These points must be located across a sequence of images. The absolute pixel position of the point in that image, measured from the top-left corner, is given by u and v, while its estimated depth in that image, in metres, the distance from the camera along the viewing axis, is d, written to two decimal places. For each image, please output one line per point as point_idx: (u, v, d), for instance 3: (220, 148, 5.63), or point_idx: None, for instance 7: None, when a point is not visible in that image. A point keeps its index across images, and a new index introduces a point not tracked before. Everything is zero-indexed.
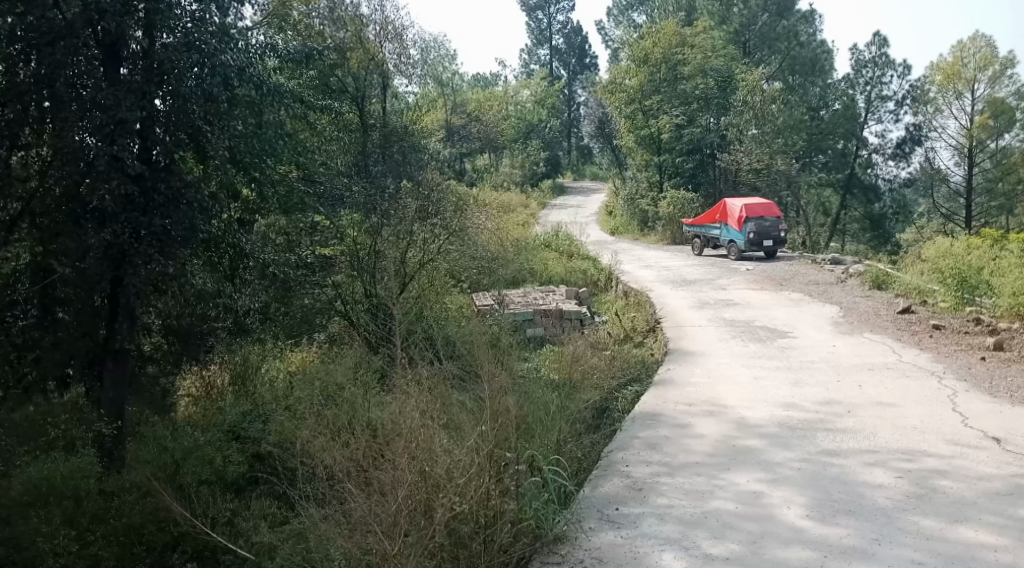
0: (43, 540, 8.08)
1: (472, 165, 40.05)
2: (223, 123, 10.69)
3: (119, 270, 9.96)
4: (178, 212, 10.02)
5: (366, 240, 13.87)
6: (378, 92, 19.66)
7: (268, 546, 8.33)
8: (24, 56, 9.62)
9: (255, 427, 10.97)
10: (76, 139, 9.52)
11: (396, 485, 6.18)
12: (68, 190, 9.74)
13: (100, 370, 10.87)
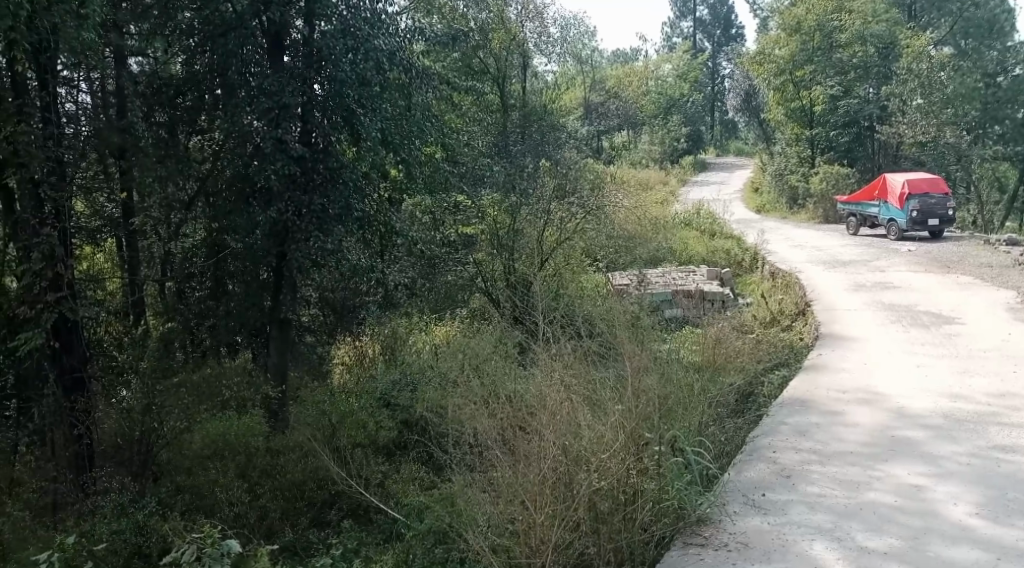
0: (220, 490, 9.01)
1: (611, 143, 39.72)
2: (376, 107, 11.01)
3: (283, 246, 10.69)
4: (335, 192, 10.68)
5: (505, 218, 14.19)
6: (518, 72, 20.00)
7: (417, 508, 8.80)
8: (200, 48, 10.54)
9: (404, 396, 11.51)
10: (247, 123, 10.20)
11: (540, 456, 6.39)
12: (238, 171, 10.52)
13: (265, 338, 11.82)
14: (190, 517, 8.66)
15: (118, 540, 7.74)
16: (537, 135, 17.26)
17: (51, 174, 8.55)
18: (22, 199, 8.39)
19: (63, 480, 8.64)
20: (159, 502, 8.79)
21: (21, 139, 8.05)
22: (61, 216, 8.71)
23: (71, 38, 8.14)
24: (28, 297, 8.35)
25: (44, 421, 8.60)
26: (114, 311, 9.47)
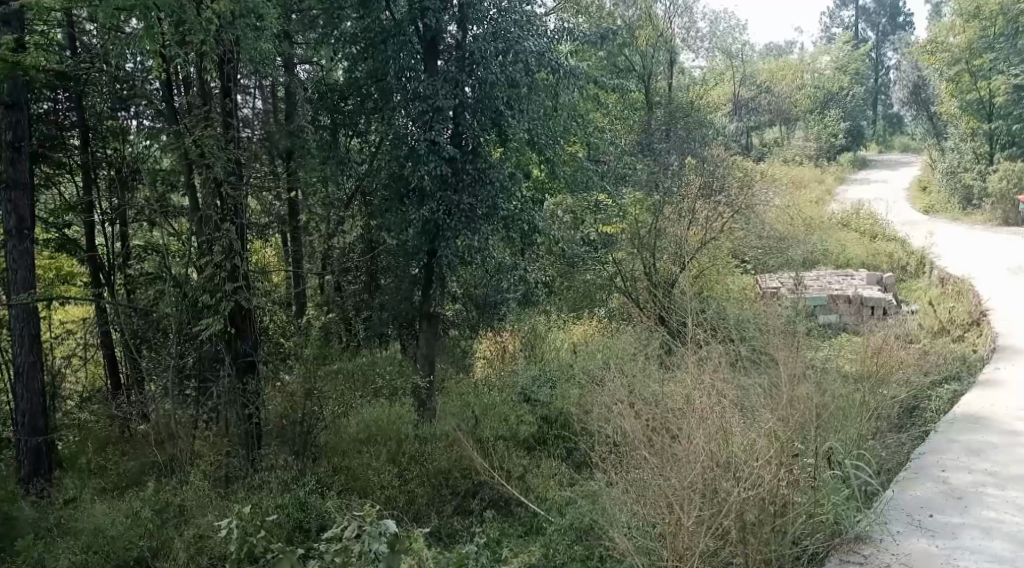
0: (373, 472, 9.55)
1: (760, 139, 38.51)
2: (523, 107, 11.19)
3: (433, 244, 11.17)
4: (484, 192, 11.05)
5: (648, 218, 13.75)
6: (665, 68, 19.76)
7: (560, 504, 9.06)
8: (361, 55, 11.08)
9: (544, 392, 11.67)
10: (402, 125, 10.79)
11: (691, 461, 6.37)
12: (393, 172, 11.06)
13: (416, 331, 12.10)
14: (346, 497, 9.20)
15: (283, 513, 8.44)
16: (683, 133, 17.02)
17: (231, 174, 9.23)
18: (206, 195, 9.16)
19: (236, 455, 9.27)
20: (318, 481, 9.42)
21: (208, 142, 8.83)
22: (238, 214, 9.38)
23: (251, 48, 8.99)
24: (209, 285, 9.13)
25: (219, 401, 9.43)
26: (279, 301, 10.25)
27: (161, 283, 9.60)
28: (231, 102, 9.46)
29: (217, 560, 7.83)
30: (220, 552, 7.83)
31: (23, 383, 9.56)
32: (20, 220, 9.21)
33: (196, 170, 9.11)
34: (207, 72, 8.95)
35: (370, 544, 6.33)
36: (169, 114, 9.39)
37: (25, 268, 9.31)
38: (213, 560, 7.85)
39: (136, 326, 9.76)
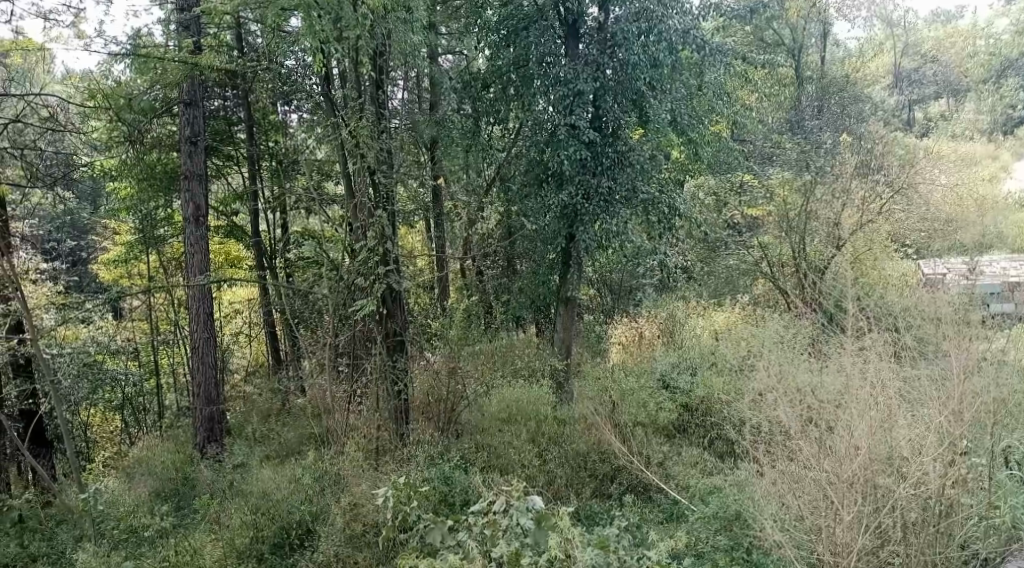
0: (513, 451, 9.91)
1: (925, 112, 35.85)
2: (665, 87, 11.23)
3: (572, 228, 11.36)
4: (624, 174, 11.12)
5: (796, 199, 13.10)
6: (817, 42, 18.82)
7: (706, 490, 9.22)
8: (504, 42, 11.29)
9: (684, 380, 11.59)
10: (541, 110, 11.26)
11: (851, 456, 6.37)
12: (534, 157, 11.51)
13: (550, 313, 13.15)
14: (489, 473, 9.51)
15: (431, 486, 8.81)
16: (836, 109, 16.19)
17: (383, 163, 9.73)
18: (360, 184, 9.64)
19: (386, 429, 9.67)
20: (462, 457, 9.78)
21: (362, 131, 9.34)
22: (389, 201, 9.86)
23: (401, 40, 9.54)
24: (365, 268, 9.56)
25: (369, 379, 9.83)
26: (423, 284, 10.68)
27: (317, 266, 10.13)
28: (383, 93, 9.88)
29: (372, 525, 8.33)
30: (375, 517, 8.33)
31: (198, 359, 10.34)
32: (195, 208, 9.98)
33: (352, 160, 9.65)
34: (363, 66, 9.51)
35: (519, 517, 7.06)
36: (328, 105, 9.94)
37: (200, 252, 10.11)
38: (366, 527, 8.32)
39: (297, 307, 10.49)
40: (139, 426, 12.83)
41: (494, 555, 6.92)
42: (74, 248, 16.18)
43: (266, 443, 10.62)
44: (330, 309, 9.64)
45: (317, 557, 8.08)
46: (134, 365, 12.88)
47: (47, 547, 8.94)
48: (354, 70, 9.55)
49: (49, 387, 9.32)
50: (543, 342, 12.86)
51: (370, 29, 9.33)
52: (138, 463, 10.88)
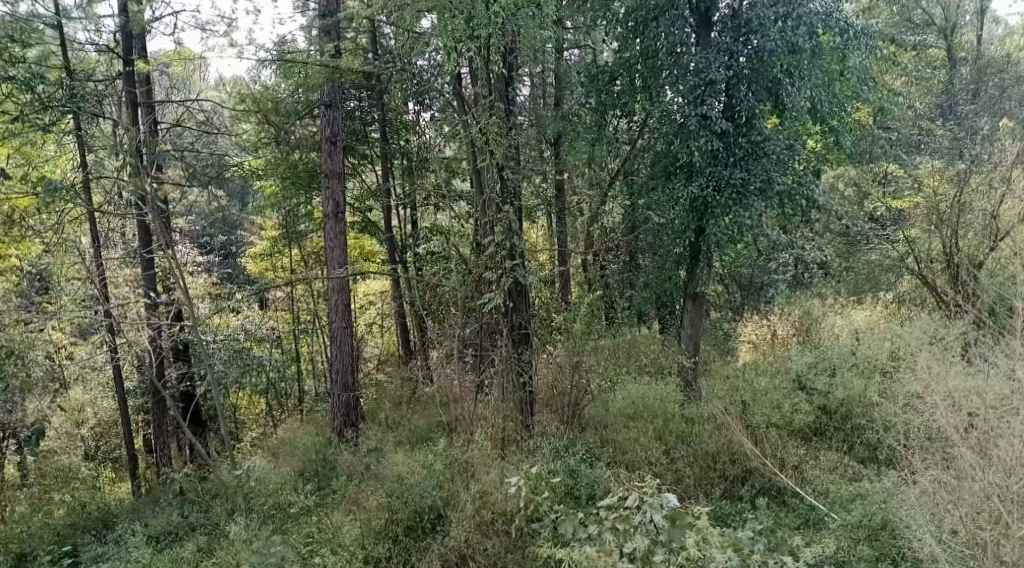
0: (641, 449, 9.82)
1: None
2: (803, 74, 10.68)
3: (702, 221, 11.28)
4: (758, 165, 10.84)
5: (948, 189, 12.01)
6: (972, 19, 17.50)
7: (846, 497, 9.02)
8: (635, 32, 11.34)
9: (822, 380, 11.11)
10: (670, 102, 11.17)
11: (1019, 467, 6.99)
12: (664, 148, 11.50)
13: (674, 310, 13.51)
14: (615, 468, 9.52)
15: (558, 478, 8.96)
16: (995, 92, 15.02)
17: (511, 158, 9.93)
18: (489, 179, 9.86)
19: (512, 420, 9.87)
20: (588, 451, 9.91)
21: (491, 128, 9.55)
22: (517, 196, 10.06)
23: (531, 37, 9.62)
24: (493, 262, 9.78)
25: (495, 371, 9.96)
26: (547, 278, 10.82)
27: (445, 261, 10.49)
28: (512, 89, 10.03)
29: (501, 514, 8.53)
30: (503, 506, 8.53)
31: (337, 348, 10.87)
32: (335, 204, 10.47)
33: (482, 156, 9.88)
34: (494, 64, 9.70)
35: (651, 513, 7.23)
36: (461, 104, 10.35)
37: (339, 246, 10.62)
38: (495, 516, 8.50)
39: (425, 299, 10.84)
40: (281, 408, 13.66)
41: (625, 550, 7.05)
42: (222, 243, 17.34)
43: (396, 428, 11.08)
44: (459, 302, 9.85)
45: (449, 542, 8.36)
46: (277, 351, 13.71)
47: (202, 518, 9.70)
48: (484, 69, 9.75)
49: (204, 371, 10.07)
50: (669, 338, 12.80)
51: (501, 27, 9.49)
52: (280, 444, 11.59)
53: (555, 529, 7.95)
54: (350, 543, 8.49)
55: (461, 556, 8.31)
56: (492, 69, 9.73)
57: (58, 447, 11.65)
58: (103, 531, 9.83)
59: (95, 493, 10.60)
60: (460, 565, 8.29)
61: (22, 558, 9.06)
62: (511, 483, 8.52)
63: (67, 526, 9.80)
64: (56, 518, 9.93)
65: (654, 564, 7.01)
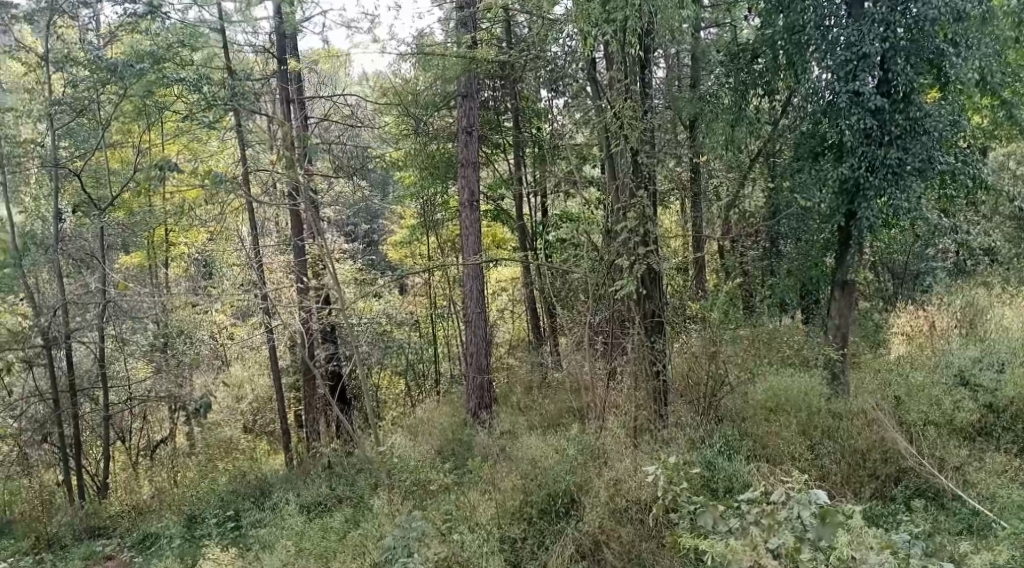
0: (783, 443, 9.42)
1: None
2: (972, 42, 10.05)
3: (853, 204, 10.61)
4: (916, 143, 10.11)
5: None
6: None
7: (1017, 503, 8.32)
8: (779, 8, 10.78)
9: (987, 376, 10.25)
10: (816, 77, 10.58)
11: None
12: (811, 127, 10.97)
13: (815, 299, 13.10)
14: (755, 462, 9.19)
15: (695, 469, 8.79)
16: None
17: (646, 143, 9.80)
18: (624, 165, 9.80)
19: (646, 409, 9.77)
20: (726, 443, 9.55)
21: (626, 113, 9.48)
22: (651, 180, 9.90)
23: (668, 17, 9.40)
24: (626, 248, 9.71)
25: (629, 357, 9.91)
26: (680, 265, 10.66)
27: (579, 247, 10.64)
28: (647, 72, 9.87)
29: (634, 502, 8.49)
30: (637, 494, 8.50)
31: (471, 332, 11.17)
32: (470, 192, 10.73)
33: (616, 141, 9.82)
34: (630, 46, 9.58)
35: (800, 509, 6.85)
36: (593, 91, 10.31)
37: (474, 233, 10.89)
38: (628, 503, 8.49)
39: (556, 287, 11.08)
40: (421, 390, 14.17)
41: (770, 544, 6.76)
42: (366, 231, 18.22)
43: (528, 413, 11.27)
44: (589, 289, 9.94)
45: (583, 527, 8.41)
46: (416, 334, 14.26)
47: (348, 491, 10.25)
48: (621, 52, 9.66)
49: (350, 352, 10.64)
50: (812, 329, 12.23)
51: (638, 9, 9.35)
52: (419, 423, 12.04)
53: (694, 518, 7.51)
54: (486, 521, 8.71)
55: (595, 541, 8.35)
56: (629, 52, 9.61)
57: (223, 419, 12.66)
58: (261, 498, 10.57)
59: (253, 463, 11.45)
60: (593, 551, 8.31)
61: (193, 519, 10.19)
62: (646, 471, 8.49)
63: (231, 492, 10.64)
64: (221, 485, 10.82)
65: (801, 561, 6.67)
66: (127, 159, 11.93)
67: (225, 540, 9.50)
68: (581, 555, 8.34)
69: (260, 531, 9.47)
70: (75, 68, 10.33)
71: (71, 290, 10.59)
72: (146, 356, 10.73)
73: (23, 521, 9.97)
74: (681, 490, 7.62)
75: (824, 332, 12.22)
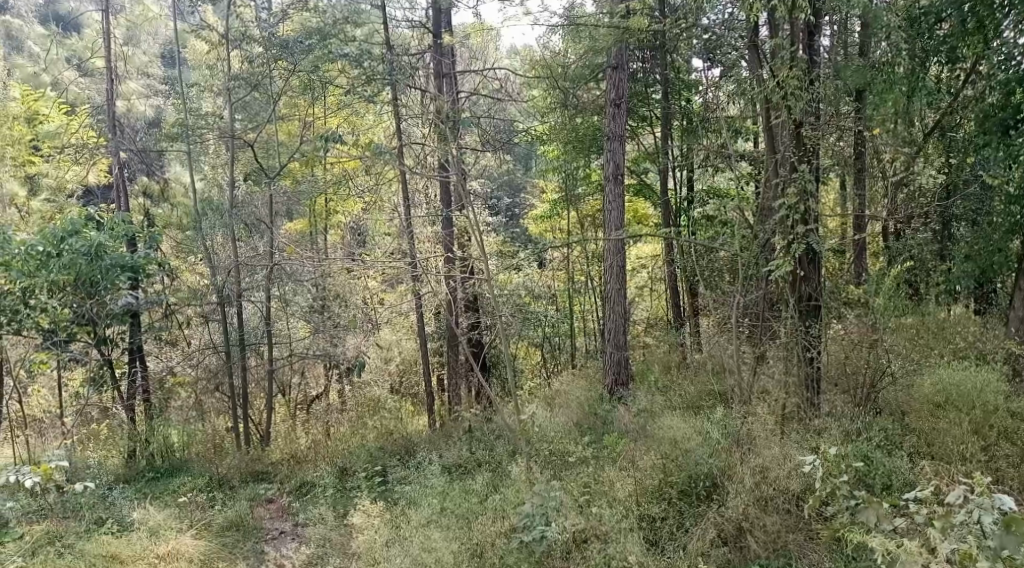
0: (952, 441, 8.72)
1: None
2: None
3: None
4: None
5: None
6: None
7: None
8: None
9: None
10: (1005, 40, 9.88)
11: None
12: (1001, 99, 9.99)
13: (992, 290, 12.10)
14: (918, 461, 8.58)
15: (850, 463, 8.32)
16: None
17: (810, 115, 9.36)
18: (785, 138, 9.43)
19: (797, 395, 9.43)
20: (885, 438, 8.99)
21: (792, 82, 9.04)
22: (815, 154, 9.48)
23: None
24: (781, 227, 9.34)
25: (783, 341, 9.55)
26: (838, 248, 10.15)
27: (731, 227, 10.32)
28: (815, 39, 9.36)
29: (782, 492, 8.20)
30: (785, 484, 8.20)
31: (609, 308, 11.35)
32: (615, 165, 10.72)
33: (778, 112, 9.45)
34: (798, 11, 9.02)
35: (981, 514, 6.38)
36: (753, 60, 9.83)
37: (617, 209, 10.86)
38: (775, 492, 8.18)
39: (703, 266, 10.93)
40: (557, 362, 14.36)
41: (945, 547, 6.28)
42: (509, 204, 18.59)
43: (666, 393, 11.15)
44: (742, 268, 9.60)
45: (725, 512, 8.13)
46: (555, 307, 14.41)
47: (488, 456, 10.49)
48: (788, 17, 9.13)
49: (492, 322, 10.89)
50: (989, 322, 11.27)
51: None
52: (556, 395, 12.20)
53: (856, 516, 7.19)
54: (624, 498, 8.62)
55: (738, 528, 8.07)
56: (797, 17, 9.10)
57: (372, 379, 13.39)
58: (406, 456, 11.06)
59: (399, 423, 12.00)
60: (736, 538, 8.05)
61: (345, 471, 10.83)
62: (800, 461, 8.20)
63: (378, 449, 11.19)
64: (370, 441, 11.44)
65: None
66: (293, 132, 12.71)
67: (373, 494, 10.05)
68: (723, 541, 8.09)
69: (406, 488, 9.93)
70: (250, 45, 11.04)
71: (243, 252, 11.44)
72: (306, 317, 11.49)
73: (199, 461, 11.01)
74: (840, 484, 7.33)
75: (1003, 324, 11.20)
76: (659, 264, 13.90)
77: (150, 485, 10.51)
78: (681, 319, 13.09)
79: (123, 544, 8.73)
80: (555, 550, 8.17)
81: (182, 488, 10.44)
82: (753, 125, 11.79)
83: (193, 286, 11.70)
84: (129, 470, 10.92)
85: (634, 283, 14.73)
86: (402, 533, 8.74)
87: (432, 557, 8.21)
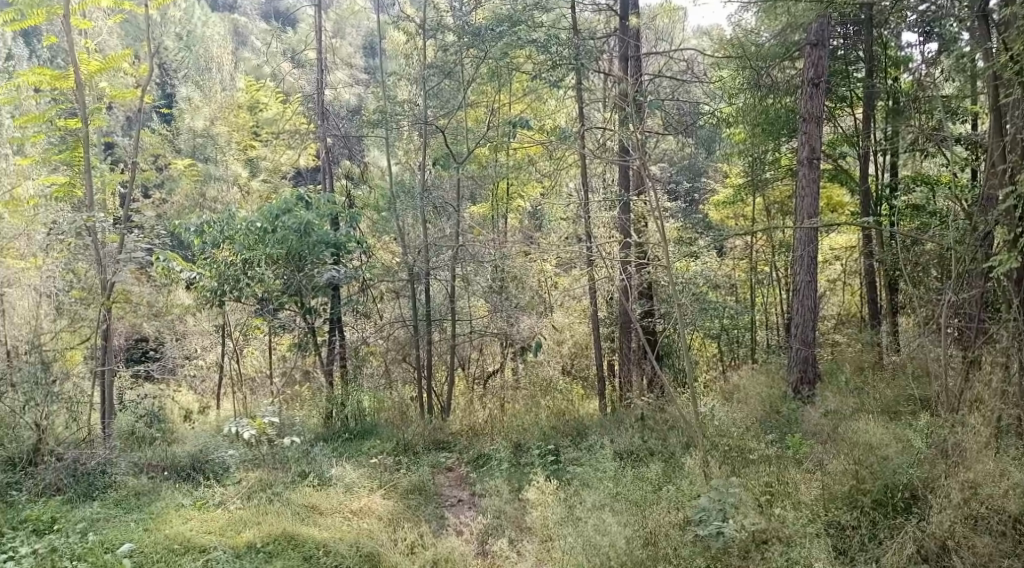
0: None
1: None
2: None
3: None
4: None
5: None
6: None
7: None
8: None
9: None
10: None
11: None
12: None
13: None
14: None
15: None
16: None
17: None
18: (1016, 118, 8.44)
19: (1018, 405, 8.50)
20: None
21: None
22: None
23: None
24: (1007, 217, 8.39)
25: (1003, 345, 8.62)
26: None
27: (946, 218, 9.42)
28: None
29: (996, 511, 7.47)
30: (1000, 503, 7.46)
31: (799, 301, 10.92)
32: (810, 149, 10.14)
33: (1008, 90, 8.49)
34: None
35: None
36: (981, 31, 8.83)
37: (811, 195, 10.28)
38: (988, 511, 7.46)
39: (910, 259, 10.08)
40: (737, 354, 13.89)
41: None
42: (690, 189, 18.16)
43: (857, 394, 10.45)
44: (956, 263, 8.76)
45: (928, 528, 7.52)
46: (738, 297, 13.92)
47: (660, 446, 10.37)
48: None
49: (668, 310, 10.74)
50: None
51: None
52: (735, 389, 11.81)
53: None
54: (811, 502, 8.19)
55: (942, 545, 7.43)
56: None
57: (545, 359, 13.69)
58: (578, 437, 11.21)
59: (571, 404, 12.13)
60: (940, 556, 7.41)
61: (520, 447, 11.17)
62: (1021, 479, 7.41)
63: (551, 427, 11.43)
64: (544, 420, 11.70)
65: None
66: (479, 118, 13.21)
67: (546, 472, 10.26)
68: (923, 558, 7.46)
69: (577, 469, 10.05)
70: (444, 34, 11.53)
71: (433, 232, 12.07)
72: (486, 296, 11.96)
73: (388, 426, 11.73)
74: None
75: None
76: (855, 255, 12.99)
77: (345, 446, 11.35)
78: (878, 316, 12.15)
79: (323, 498, 9.59)
80: (732, 548, 7.92)
81: (372, 450, 11.20)
82: (971, 106, 10.68)
83: (386, 263, 12.49)
84: (327, 429, 11.87)
85: (825, 275, 13.89)
86: (576, 515, 8.82)
87: (605, 540, 8.16)
